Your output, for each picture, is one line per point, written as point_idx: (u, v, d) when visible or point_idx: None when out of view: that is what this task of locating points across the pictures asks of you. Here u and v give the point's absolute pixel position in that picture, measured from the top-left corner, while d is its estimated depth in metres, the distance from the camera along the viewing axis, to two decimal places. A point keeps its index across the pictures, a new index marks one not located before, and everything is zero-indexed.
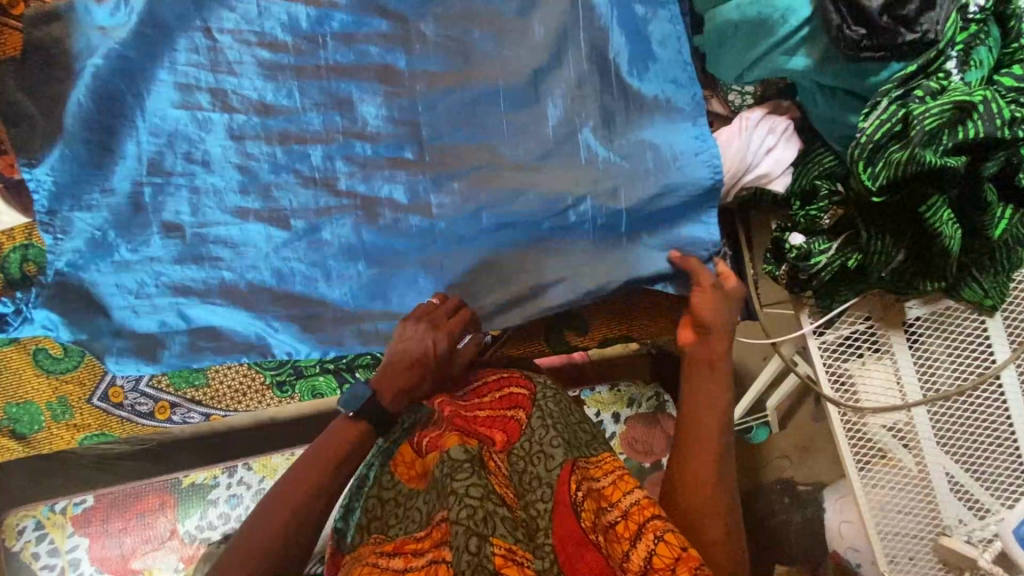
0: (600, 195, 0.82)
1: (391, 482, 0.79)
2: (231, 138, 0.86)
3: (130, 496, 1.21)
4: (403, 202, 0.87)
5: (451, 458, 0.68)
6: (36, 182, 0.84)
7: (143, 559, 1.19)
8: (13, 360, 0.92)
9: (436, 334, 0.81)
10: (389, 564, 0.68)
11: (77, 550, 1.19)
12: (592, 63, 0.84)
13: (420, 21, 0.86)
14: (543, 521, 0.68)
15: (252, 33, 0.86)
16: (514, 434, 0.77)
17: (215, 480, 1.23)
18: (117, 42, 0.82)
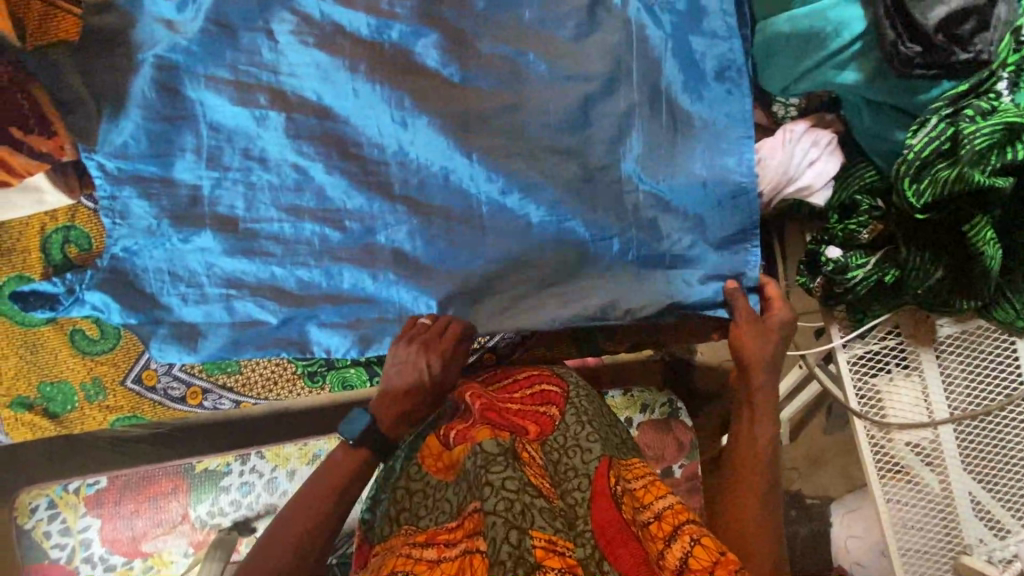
0: (642, 230, 0.87)
1: (420, 473, 0.79)
2: (288, 137, 0.87)
3: (144, 479, 1.22)
4: (454, 210, 0.89)
5: (484, 451, 0.70)
6: (94, 165, 0.85)
7: (152, 542, 1.20)
8: (50, 340, 0.93)
9: (428, 355, 0.83)
10: (423, 554, 0.68)
11: (88, 531, 1.20)
12: (644, 93, 0.86)
13: (478, 37, 0.87)
14: (581, 509, 0.68)
15: (312, 36, 0.86)
16: (547, 429, 0.80)
17: (227, 467, 1.24)
18: (184, 40, 0.84)
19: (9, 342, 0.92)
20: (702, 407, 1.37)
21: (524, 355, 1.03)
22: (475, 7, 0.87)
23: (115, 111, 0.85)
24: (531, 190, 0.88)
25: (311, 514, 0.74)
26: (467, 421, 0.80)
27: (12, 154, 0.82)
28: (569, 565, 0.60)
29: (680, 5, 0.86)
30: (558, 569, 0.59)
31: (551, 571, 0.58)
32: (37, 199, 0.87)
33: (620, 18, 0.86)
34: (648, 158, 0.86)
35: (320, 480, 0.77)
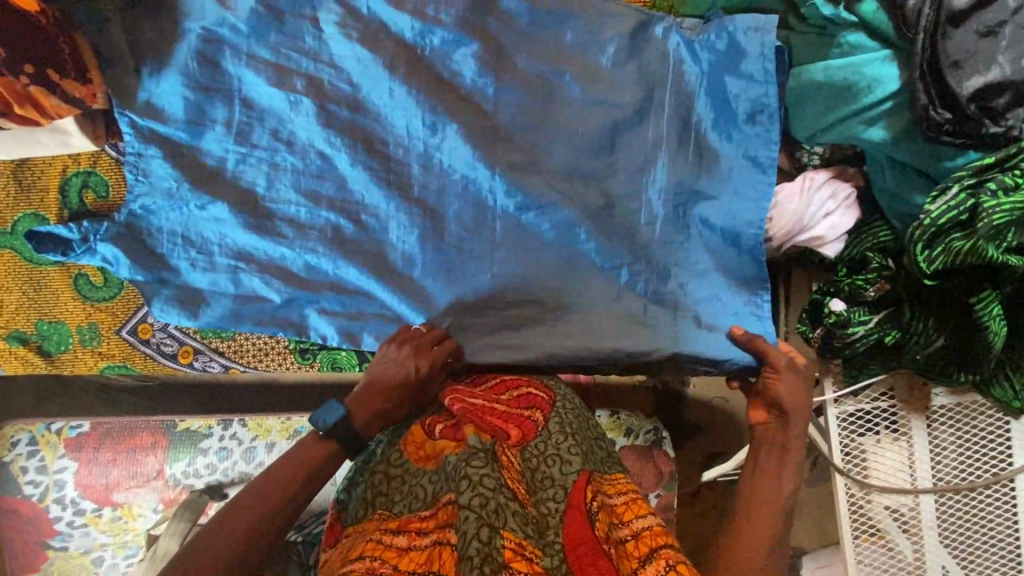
0: (646, 264, 0.88)
1: (400, 460, 0.79)
2: (318, 123, 0.90)
3: (126, 430, 1.23)
4: (468, 221, 0.90)
5: (467, 447, 0.71)
6: (126, 123, 0.88)
7: (125, 493, 1.21)
8: (55, 281, 0.94)
9: (417, 359, 0.83)
10: (393, 541, 0.67)
11: (64, 472, 1.22)
12: (675, 125, 0.88)
13: (516, 53, 0.89)
14: (554, 520, 0.68)
15: (356, 29, 0.88)
16: (529, 434, 0.80)
17: (209, 431, 1.24)
18: (234, 18, 0.87)
19: (17, 278, 0.93)
20: (684, 442, 1.36)
21: None
22: (518, 24, 0.89)
23: (157, 74, 0.87)
24: (547, 209, 0.89)
25: (273, 495, 0.73)
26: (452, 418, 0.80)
27: (45, 96, 0.80)
28: (535, 571, 0.60)
29: (719, 45, 0.86)
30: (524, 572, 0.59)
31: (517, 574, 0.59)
32: (62, 141, 0.87)
33: (658, 52, 0.88)
34: (667, 190, 0.87)
35: (284, 463, 0.76)
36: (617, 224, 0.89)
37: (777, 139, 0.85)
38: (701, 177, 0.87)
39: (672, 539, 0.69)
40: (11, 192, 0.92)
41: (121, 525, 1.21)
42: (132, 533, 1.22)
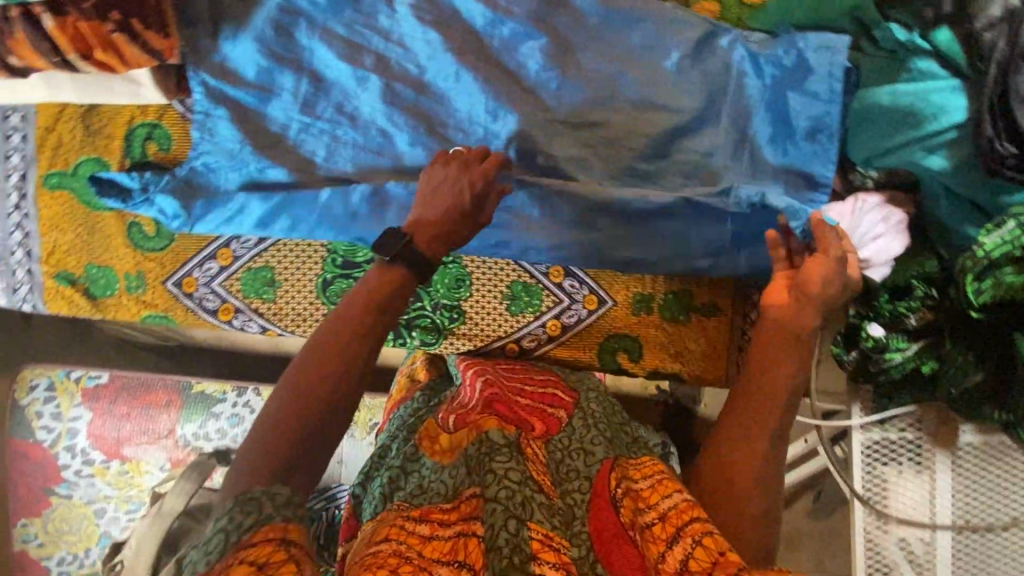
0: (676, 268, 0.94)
1: (415, 454, 0.82)
2: (382, 102, 0.92)
3: (142, 387, 1.39)
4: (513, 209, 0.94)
5: (489, 440, 0.74)
6: (196, 83, 0.91)
7: (134, 447, 1.36)
8: (109, 227, 0.96)
9: (467, 174, 0.80)
10: (416, 529, 0.67)
11: (77, 421, 1.36)
12: (730, 136, 0.90)
13: (582, 50, 0.90)
14: (580, 511, 0.70)
15: (429, 12, 0.90)
16: (552, 429, 0.81)
17: (222, 395, 1.41)
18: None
19: (73, 221, 0.96)
20: None
21: (545, 354, 1.01)
22: (589, 22, 0.90)
23: (235, 37, 0.90)
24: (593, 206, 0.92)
25: (332, 357, 0.69)
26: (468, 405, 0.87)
27: (127, 44, 0.80)
28: (564, 561, 0.60)
29: (786, 60, 0.87)
30: (552, 563, 0.59)
31: (545, 564, 0.59)
32: (133, 92, 0.89)
33: (722, 64, 0.90)
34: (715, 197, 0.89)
35: (340, 323, 0.71)
36: (659, 228, 0.92)
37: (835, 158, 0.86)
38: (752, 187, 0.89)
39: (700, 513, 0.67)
40: (76, 137, 0.94)
41: (127, 479, 1.37)
42: (136, 488, 1.38)
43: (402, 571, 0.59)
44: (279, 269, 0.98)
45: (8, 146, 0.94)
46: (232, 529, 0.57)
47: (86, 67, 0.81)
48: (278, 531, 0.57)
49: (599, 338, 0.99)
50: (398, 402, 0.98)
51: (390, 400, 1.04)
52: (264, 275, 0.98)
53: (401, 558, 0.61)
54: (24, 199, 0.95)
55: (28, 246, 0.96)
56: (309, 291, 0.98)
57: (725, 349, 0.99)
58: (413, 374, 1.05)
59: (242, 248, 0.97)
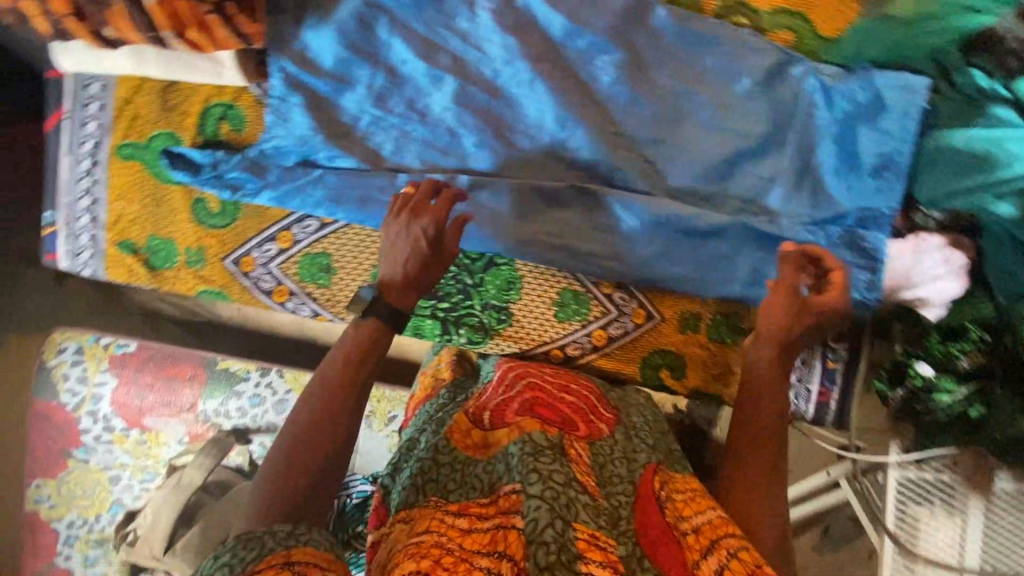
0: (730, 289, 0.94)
1: (447, 448, 0.79)
2: (453, 102, 0.94)
3: (168, 359, 1.41)
4: (571, 217, 0.95)
5: (533, 441, 0.72)
6: (275, 68, 0.92)
7: (155, 418, 1.39)
8: (175, 200, 0.98)
9: (420, 219, 0.84)
10: (456, 522, 0.67)
11: (102, 386, 1.39)
12: (794, 165, 0.91)
13: (655, 67, 0.92)
14: (625, 511, 0.69)
15: (509, 18, 0.91)
16: (594, 435, 0.79)
17: (246, 375, 1.41)
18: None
19: (141, 192, 0.98)
20: None
21: (588, 363, 1.01)
22: (666, 41, 0.91)
23: (317, 26, 0.91)
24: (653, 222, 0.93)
25: (323, 404, 0.73)
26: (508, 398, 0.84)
27: (219, 25, 0.82)
28: (610, 560, 0.60)
29: (862, 96, 0.87)
30: (599, 562, 0.58)
31: (592, 564, 0.58)
32: (215, 72, 0.90)
33: (793, 93, 0.91)
34: (771, 226, 0.91)
35: (328, 372, 0.76)
36: (707, 250, 0.94)
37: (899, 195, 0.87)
38: (809, 218, 0.91)
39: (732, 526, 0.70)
40: (152, 110, 0.96)
41: (144, 449, 1.40)
42: (152, 459, 1.40)
43: (443, 562, 0.58)
44: (336, 257, 1.00)
45: (85, 114, 0.96)
46: (236, 562, 0.57)
47: (177, 44, 0.83)
48: (281, 556, 0.56)
49: (644, 353, 1.00)
50: (423, 399, 0.93)
51: (412, 399, 0.99)
52: (321, 261, 0.99)
53: (442, 549, 0.60)
54: (96, 166, 0.97)
55: (95, 213, 0.98)
56: (363, 280, 1.00)
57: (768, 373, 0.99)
58: (437, 370, 0.97)
59: (302, 233, 0.99)
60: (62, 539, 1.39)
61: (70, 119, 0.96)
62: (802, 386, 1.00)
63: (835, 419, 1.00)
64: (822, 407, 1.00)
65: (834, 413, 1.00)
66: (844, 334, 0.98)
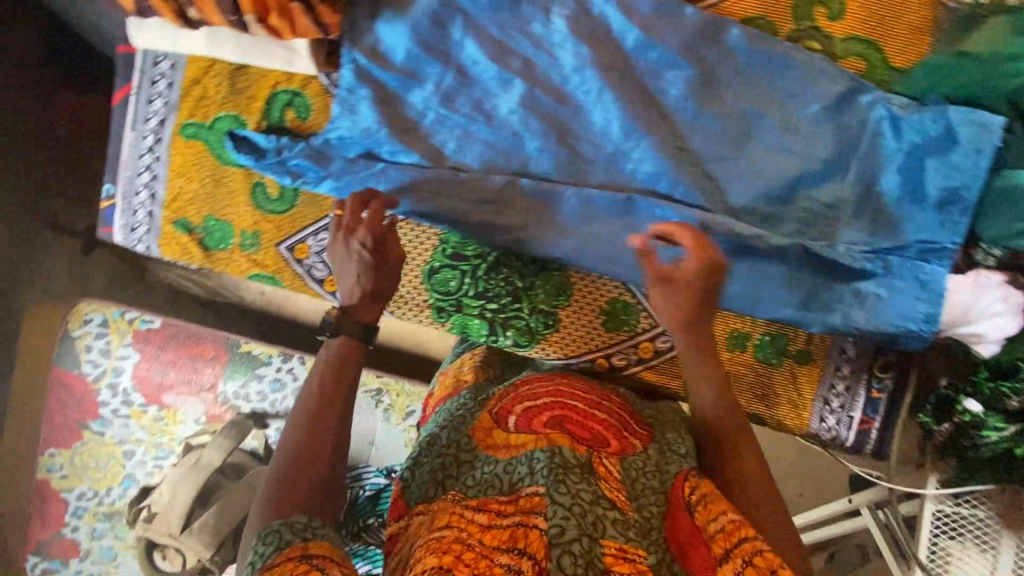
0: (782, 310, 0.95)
1: (469, 446, 0.76)
2: (520, 105, 0.94)
3: (191, 339, 1.52)
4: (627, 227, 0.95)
5: (564, 455, 0.68)
6: (348, 59, 0.93)
7: (175, 395, 1.49)
8: (235, 183, 0.98)
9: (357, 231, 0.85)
10: (474, 518, 0.64)
11: (124, 360, 1.49)
12: (856, 192, 0.92)
13: (723, 86, 0.92)
14: (656, 522, 0.68)
15: (584, 27, 0.92)
16: (627, 450, 0.77)
17: (267, 359, 1.53)
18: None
19: (201, 171, 0.98)
20: None
21: (632, 375, 1.02)
22: (738, 60, 0.92)
23: (390, 21, 0.92)
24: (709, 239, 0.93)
25: (315, 409, 0.75)
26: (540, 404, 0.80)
27: (302, 14, 0.82)
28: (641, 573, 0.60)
29: (933, 129, 0.88)
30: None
31: None
32: (288, 59, 0.91)
33: (860, 121, 0.91)
34: (828, 251, 0.91)
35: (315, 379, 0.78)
36: (759, 272, 0.95)
37: (965, 231, 0.87)
38: (866, 247, 0.91)
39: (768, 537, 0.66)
40: (220, 92, 0.96)
41: (160, 426, 1.49)
42: (167, 435, 1.49)
43: (464, 559, 0.58)
44: None
45: (152, 90, 0.96)
46: (258, 556, 0.61)
47: (257, 30, 0.83)
48: (298, 549, 0.60)
49: None
50: (444, 396, 0.90)
51: (433, 398, 0.96)
52: None
53: (463, 545, 0.60)
54: (158, 143, 0.97)
55: (153, 189, 0.98)
56: (415, 275, 1.01)
57: (810, 398, 1.00)
58: (459, 373, 0.96)
59: None
60: (70, 509, 1.48)
61: (137, 94, 0.96)
62: (844, 413, 1.00)
63: (874, 450, 1.00)
64: (862, 435, 1.00)
65: (874, 443, 1.00)
66: (888, 364, 0.98)
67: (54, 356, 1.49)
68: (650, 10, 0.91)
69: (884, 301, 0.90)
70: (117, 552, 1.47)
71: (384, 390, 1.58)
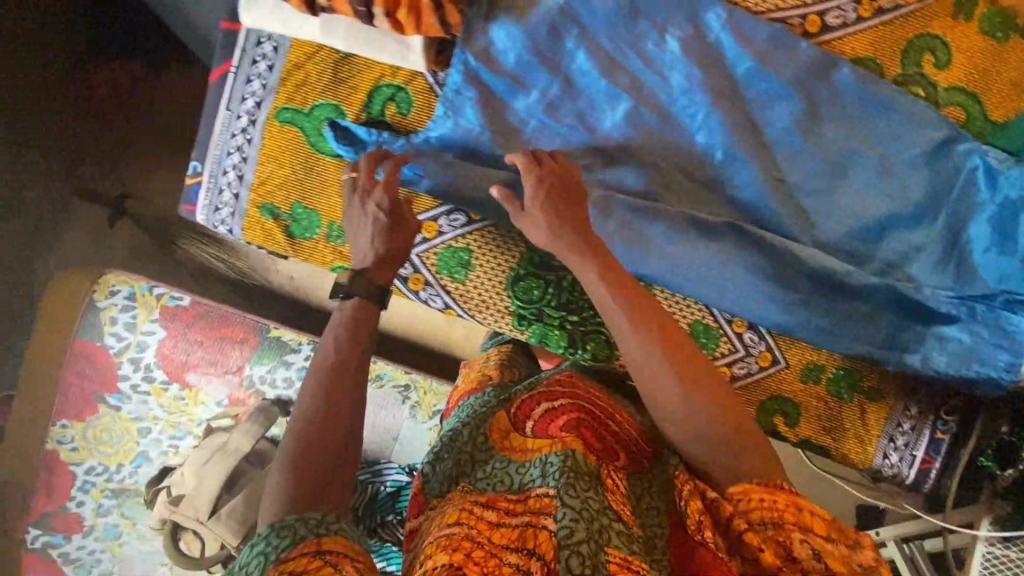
0: (859, 346, 0.97)
1: (485, 446, 0.79)
2: (624, 122, 0.95)
3: (220, 320, 1.53)
4: (714, 251, 0.96)
5: (574, 461, 0.69)
6: (460, 60, 0.92)
7: (199, 375, 1.51)
8: (328, 173, 0.96)
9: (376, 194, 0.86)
10: (484, 514, 0.66)
11: (149, 336, 1.50)
12: (943, 237, 0.94)
13: (825, 122, 0.93)
14: (660, 541, 0.68)
15: (696, 51, 0.92)
16: (636, 467, 0.78)
17: (296, 345, 1.55)
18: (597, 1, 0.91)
19: (293, 158, 0.96)
20: None
21: None
22: (843, 98, 0.93)
23: (503, 25, 0.91)
24: (794, 270, 0.95)
25: (325, 396, 0.74)
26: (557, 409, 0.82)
27: (429, 11, 0.81)
28: None
29: None
30: None
31: None
32: (401, 54, 0.89)
33: (957, 168, 0.93)
34: (916, 293, 0.93)
35: (322, 363, 0.77)
36: (840, 308, 0.96)
37: None
38: (951, 293, 0.94)
39: (769, 511, 0.63)
40: (321, 79, 0.94)
41: (180, 406, 1.51)
42: (185, 416, 1.51)
43: (474, 557, 0.59)
44: (477, 254, 1.00)
45: (251, 71, 0.94)
46: (271, 549, 0.61)
47: (381, 24, 0.82)
48: (313, 544, 0.61)
49: (762, 396, 1.02)
50: (468, 392, 0.98)
51: (457, 392, 1.04)
52: (461, 256, 1.00)
53: (473, 543, 0.61)
54: (252, 125, 0.95)
55: (241, 171, 0.96)
56: (499, 280, 1.00)
57: (876, 433, 1.02)
58: (483, 368, 1.04)
59: (449, 225, 0.99)
60: (79, 483, 1.47)
61: (236, 74, 0.94)
62: (907, 451, 1.02)
63: (932, 487, 1.03)
64: (922, 474, 1.02)
65: (932, 481, 1.03)
66: (955, 407, 1.00)
67: (77, 326, 1.48)
68: (765, 41, 0.92)
69: (965, 346, 0.93)
70: (122, 530, 1.48)
71: (412, 387, 1.56)
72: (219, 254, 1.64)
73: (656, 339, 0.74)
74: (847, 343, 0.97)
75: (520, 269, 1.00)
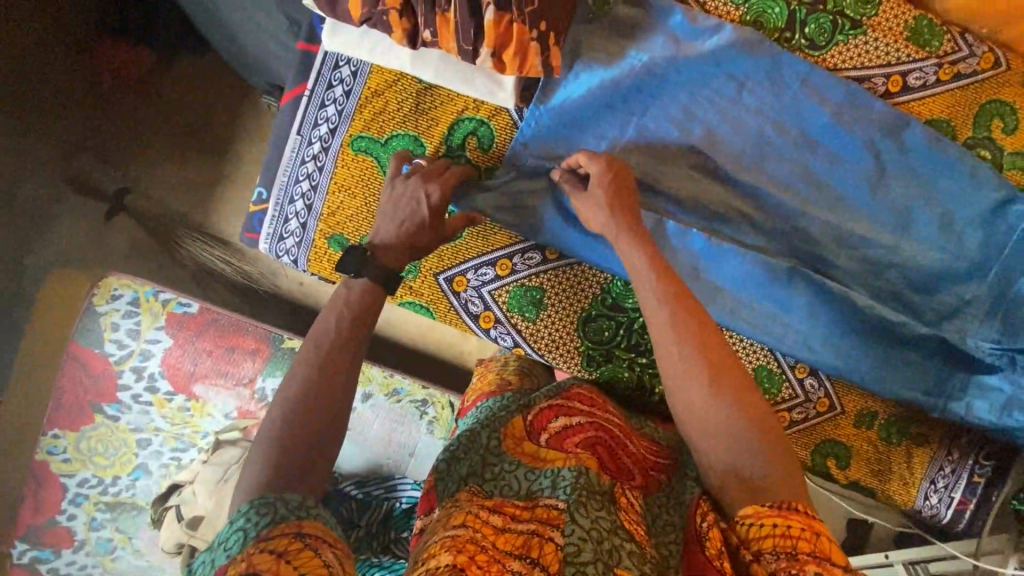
0: (908, 393, 1.00)
1: (498, 450, 0.72)
2: (698, 169, 0.97)
3: (231, 328, 1.39)
4: (777, 297, 0.98)
5: (588, 481, 0.65)
6: (533, 116, 0.95)
7: (207, 386, 1.37)
8: None
9: (428, 185, 0.88)
10: (489, 518, 0.61)
11: (152, 344, 1.37)
12: (994, 291, 0.95)
13: (894, 176, 0.94)
14: (674, 560, 0.64)
15: (773, 108, 0.94)
16: (651, 486, 0.73)
17: None
18: (683, 58, 0.94)
19: (365, 187, 0.98)
20: None
21: None
22: (913, 160, 0.94)
23: (579, 72, 0.94)
24: (857, 318, 0.97)
25: (317, 375, 0.70)
26: (575, 425, 0.77)
27: (536, 54, 0.84)
28: None
29: None
30: None
31: None
32: (491, 91, 0.92)
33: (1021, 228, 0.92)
34: (960, 343, 0.96)
35: (318, 343, 0.72)
36: (895, 357, 0.99)
37: None
38: (994, 343, 0.95)
39: (783, 538, 0.59)
40: (401, 110, 0.97)
41: (184, 417, 1.38)
42: (190, 428, 1.38)
43: (478, 561, 0.56)
44: (549, 293, 1.01)
45: (327, 95, 0.98)
46: (250, 526, 0.57)
47: (486, 63, 0.85)
48: (293, 526, 0.56)
49: (817, 440, 1.08)
50: (488, 393, 0.88)
51: (470, 390, 0.94)
52: (533, 295, 1.01)
53: (477, 546, 0.58)
54: (324, 152, 0.99)
55: (311, 200, 1.00)
56: (568, 321, 1.01)
57: (919, 477, 1.08)
58: (501, 370, 0.96)
59: (522, 264, 1.01)
60: (69, 496, 1.36)
61: (310, 98, 0.98)
62: (946, 493, 1.08)
63: (966, 526, 1.08)
64: (958, 514, 1.08)
65: (966, 520, 1.08)
66: (991, 452, 1.06)
67: (74, 330, 1.36)
68: (841, 101, 0.94)
69: (1006, 395, 0.96)
70: (115, 544, 1.36)
71: (430, 402, 1.39)
72: (226, 256, 1.52)
73: (734, 378, 0.70)
74: (893, 391, 1.00)
75: (589, 308, 1.00)
